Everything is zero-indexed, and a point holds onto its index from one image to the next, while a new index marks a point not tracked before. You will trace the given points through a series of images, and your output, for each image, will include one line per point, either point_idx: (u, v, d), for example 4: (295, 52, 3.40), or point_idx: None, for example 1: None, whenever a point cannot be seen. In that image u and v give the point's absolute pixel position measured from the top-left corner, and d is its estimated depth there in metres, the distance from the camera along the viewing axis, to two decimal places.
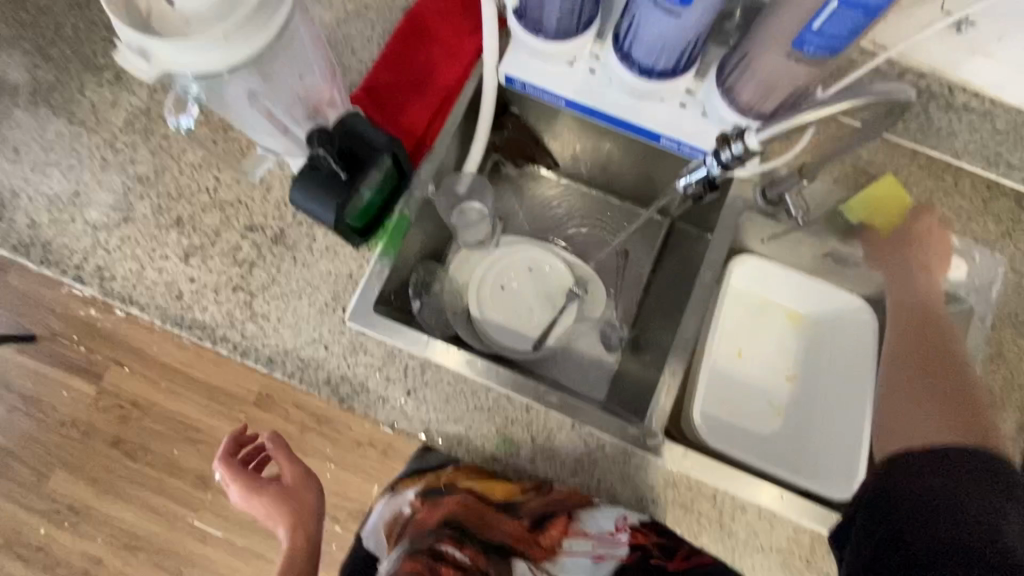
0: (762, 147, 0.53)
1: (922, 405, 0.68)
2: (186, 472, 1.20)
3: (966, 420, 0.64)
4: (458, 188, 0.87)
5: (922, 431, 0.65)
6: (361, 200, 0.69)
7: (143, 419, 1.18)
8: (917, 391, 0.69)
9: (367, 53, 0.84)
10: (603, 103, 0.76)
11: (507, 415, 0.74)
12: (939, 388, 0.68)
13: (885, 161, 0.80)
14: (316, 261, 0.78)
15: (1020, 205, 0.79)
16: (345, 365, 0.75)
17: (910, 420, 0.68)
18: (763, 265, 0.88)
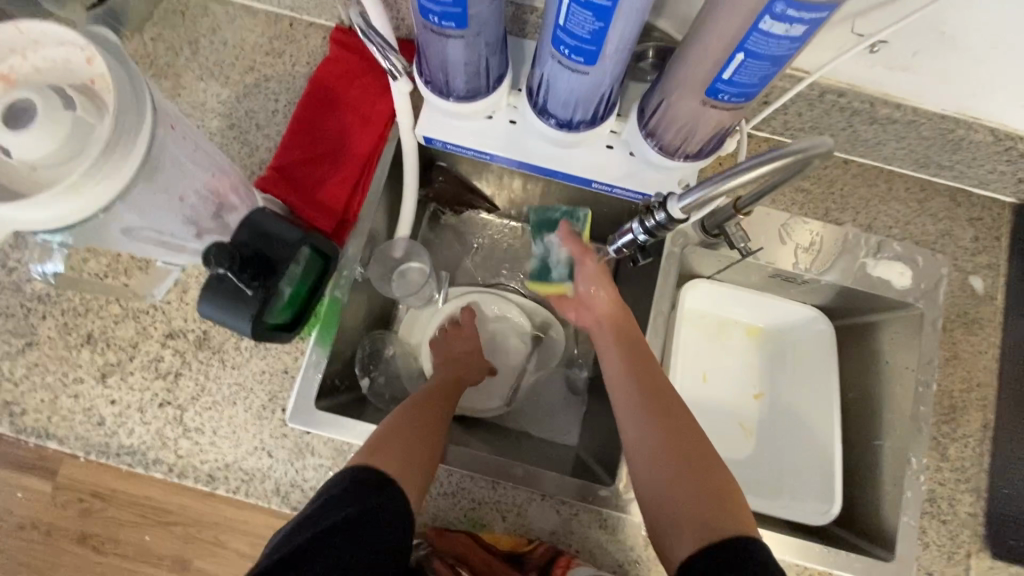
0: (686, 215, 0.50)
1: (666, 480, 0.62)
2: (163, 560, 1.08)
3: (716, 501, 0.59)
4: (393, 254, 0.82)
5: (683, 503, 0.59)
6: (281, 298, 0.65)
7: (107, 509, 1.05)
8: (664, 466, 0.62)
9: (273, 128, 0.79)
10: (527, 156, 0.73)
11: (472, 496, 0.70)
12: (681, 453, 0.63)
13: (820, 174, 0.79)
14: (247, 361, 0.73)
15: (955, 201, 0.79)
16: (293, 469, 0.70)
17: (662, 504, 0.61)
18: (713, 287, 0.87)
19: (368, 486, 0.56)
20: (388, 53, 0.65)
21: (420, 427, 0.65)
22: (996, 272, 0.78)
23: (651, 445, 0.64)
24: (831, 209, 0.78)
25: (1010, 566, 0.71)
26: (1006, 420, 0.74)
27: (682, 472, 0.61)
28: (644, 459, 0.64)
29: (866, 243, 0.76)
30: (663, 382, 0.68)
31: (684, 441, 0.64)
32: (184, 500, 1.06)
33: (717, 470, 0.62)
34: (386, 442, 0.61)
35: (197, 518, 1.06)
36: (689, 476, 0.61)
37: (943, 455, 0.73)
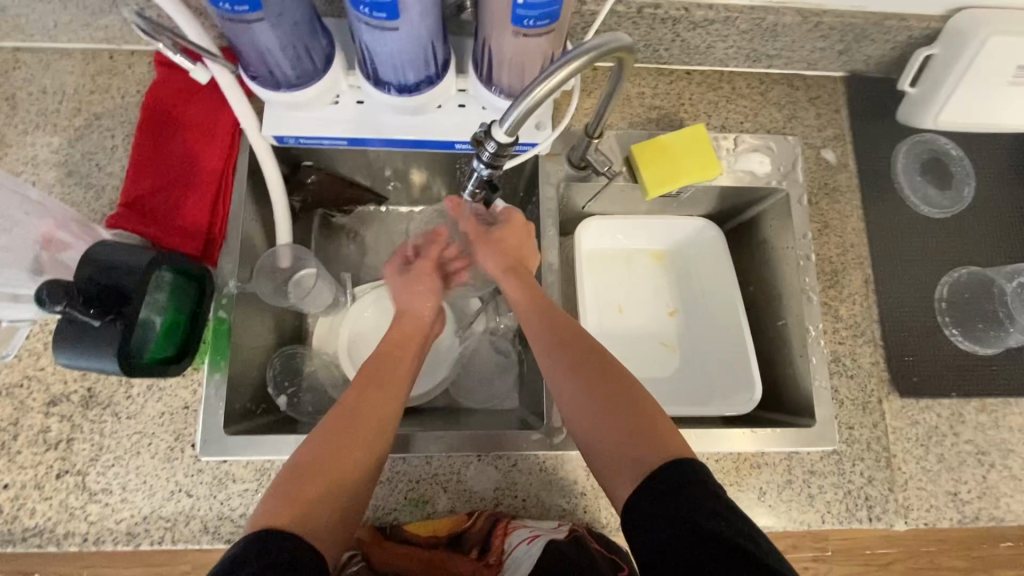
0: (512, 137, 0.51)
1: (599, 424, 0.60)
2: None
3: (649, 438, 0.57)
4: (280, 263, 0.79)
5: (620, 442, 0.58)
6: (153, 327, 0.62)
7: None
8: (593, 416, 0.60)
9: (116, 165, 0.75)
10: (381, 132, 0.73)
11: (409, 477, 0.69)
12: (603, 394, 0.61)
13: (667, 89, 0.82)
14: (143, 407, 0.69)
15: (793, 86, 0.84)
16: (218, 502, 0.67)
17: (604, 457, 0.59)
18: (606, 222, 0.89)
19: (276, 542, 0.49)
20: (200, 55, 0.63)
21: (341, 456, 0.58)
22: (844, 141, 0.83)
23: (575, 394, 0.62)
24: (685, 118, 0.81)
25: (917, 400, 0.76)
26: (882, 271, 0.80)
27: (611, 413, 0.60)
28: (578, 414, 0.62)
29: (724, 142, 0.81)
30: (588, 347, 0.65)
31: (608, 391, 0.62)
32: None
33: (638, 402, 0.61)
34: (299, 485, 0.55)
35: None
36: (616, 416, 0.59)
37: (837, 317, 0.78)
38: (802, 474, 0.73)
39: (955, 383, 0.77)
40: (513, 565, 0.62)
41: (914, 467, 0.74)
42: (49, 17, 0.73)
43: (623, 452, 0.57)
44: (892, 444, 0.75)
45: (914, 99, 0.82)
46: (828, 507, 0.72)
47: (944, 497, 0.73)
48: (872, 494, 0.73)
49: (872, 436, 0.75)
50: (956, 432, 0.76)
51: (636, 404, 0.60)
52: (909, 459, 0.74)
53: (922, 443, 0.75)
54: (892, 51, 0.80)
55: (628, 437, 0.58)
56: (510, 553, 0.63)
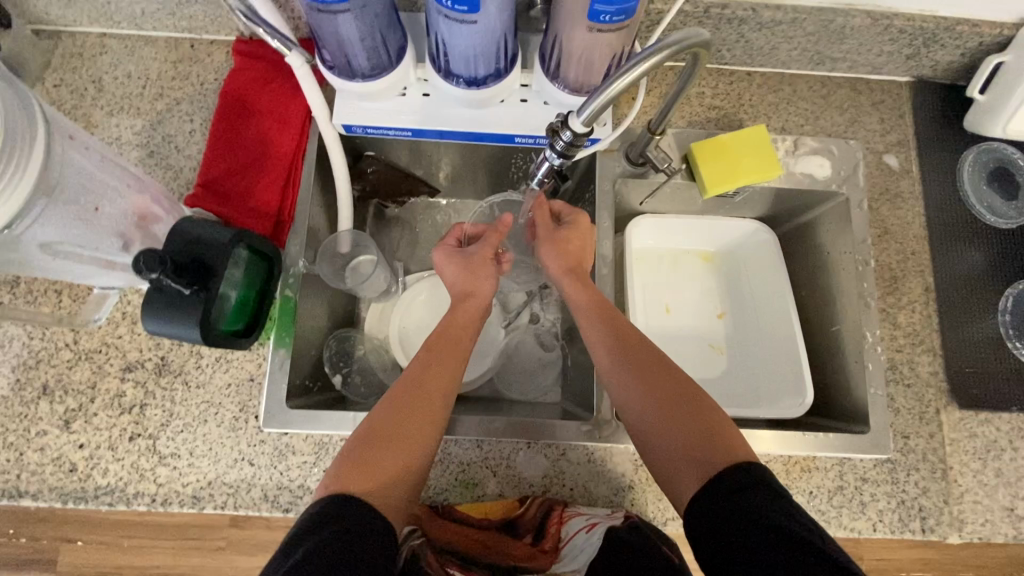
0: (588, 128, 0.52)
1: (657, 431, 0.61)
2: None
3: (712, 444, 0.57)
4: (340, 248, 0.82)
5: (676, 447, 0.59)
6: (229, 301, 0.65)
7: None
8: (649, 423, 0.61)
9: (193, 147, 0.79)
10: (446, 123, 0.75)
11: (461, 460, 0.71)
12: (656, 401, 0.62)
13: (727, 89, 0.82)
14: (211, 377, 0.72)
15: (855, 91, 0.83)
16: (277, 472, 0.70)
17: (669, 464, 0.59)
18: (657, 222, 0.89)
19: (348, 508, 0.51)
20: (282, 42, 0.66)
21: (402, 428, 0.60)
22: (906, 147, 0.82)
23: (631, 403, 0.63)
24: (744, 118, 0.81)
25: (976, 413, 0.74)
26: (943, 280, 0.78)
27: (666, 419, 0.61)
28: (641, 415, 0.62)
29: (783, 144, 0.80)
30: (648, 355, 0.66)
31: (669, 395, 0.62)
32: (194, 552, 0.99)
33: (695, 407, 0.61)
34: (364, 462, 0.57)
35: None
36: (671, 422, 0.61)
37: (895, 324, 0.76)
38: (854, 480, 0.72)
39: (1017, 398, 0.75)
40: (573, 553, 0.66)
41: (971, 481, 0.72)
42: (140, 6, 0.78)
43: (687, 455, 0.58)
44: (948, 456, 0.73)
45: (982, 106, 0.80)
46: (879, 515, 0.71)
47: (1002, 514, 0.71)
48: (926, 505, 0.71)
49: (927, 446, 0.73)
50: (1016, 448, 0.74)
51: (702, 408, 0.61)
52: (966, 472, 0.73)
53: (980, 457, 0.73)
54: (962, 57, 0.79)
55: (693, 442, 0.58)
56: (568, 541, 0.66)
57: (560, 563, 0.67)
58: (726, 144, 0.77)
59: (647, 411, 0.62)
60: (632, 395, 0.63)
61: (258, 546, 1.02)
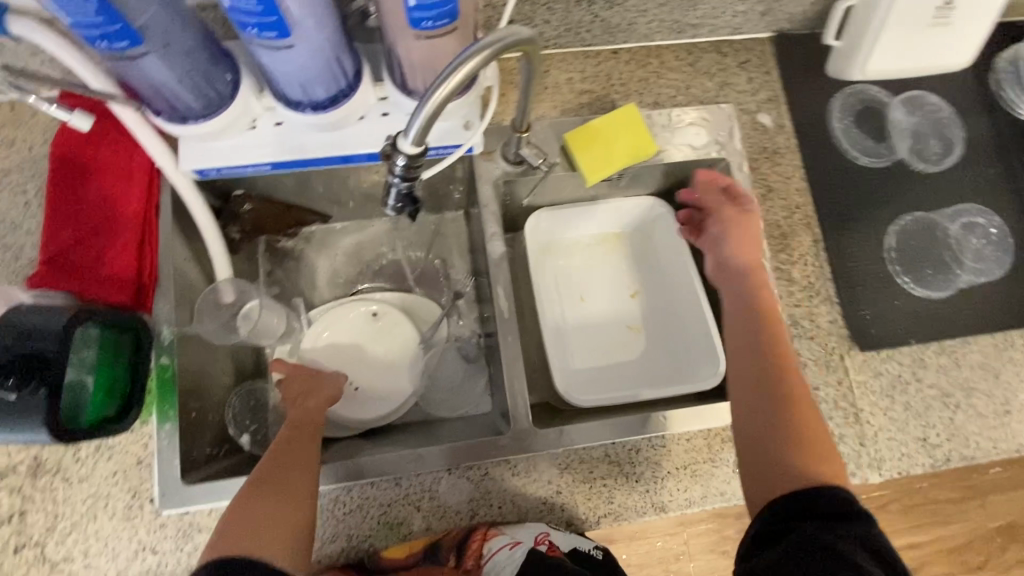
0: (421, 147, 0.49)
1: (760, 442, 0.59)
2: None
3: (809, 454, 0.56)
4: (223, 299, 0.77)
5: (795, 477, 0.55)
6: (84, 390, 0.60)
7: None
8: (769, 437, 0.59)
9: (30, 221, 0.72)
10: (305, 151, 0.70)
11: (380, 501, 0.68)
12: (783, 398, 0.61)
13: (595, 71, 0.80)
14: (94, 468, 0.66)
15: (722, 53, 0.83)
16: (184, 555, 0.65)
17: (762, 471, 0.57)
18: (557, 213, 0.87)
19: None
20: (58, 105, 0.59)
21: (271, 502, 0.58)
22: (778, 103, 0.82)
23: (752, 395, 0.62)
24: (617, 98, 0.80)
25: (878, 352, 0.76)
26: (830, 229, 0.79)
27: (793, 415, 0.60)
28: (749, 417, 0.61)
29: (659, 118, 0.79)
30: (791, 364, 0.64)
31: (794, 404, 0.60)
32: None
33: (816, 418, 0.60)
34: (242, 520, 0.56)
35: None
36: (797, 422, 0.59)
37: (792, 280, 0.77)
38: None
39: (913, 330, 0.77)
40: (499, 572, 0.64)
41: (882, 419, 0.75)
42: None
43: (784, 468, 0.56)
44: (858, 399, 0.75)
45: (840, 52, 0.81)
46: None
47: (913, 444, 0.74)
48: (844, 451, 0.73)
49: (838, 393, 0.75)
50: (919, 378, 0.76)
51: (817, 419, 0.60)
52: (876, 411, 0.75)
53: (888, 393, 0.76)
54: (813, 6, 0.80)
55: (807, 457, 0.56)
56: (490, 558, 0.64)
57: None
58: (598, 127, 0.75)
59: (763, 410, 0.61)
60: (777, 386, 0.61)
61: None
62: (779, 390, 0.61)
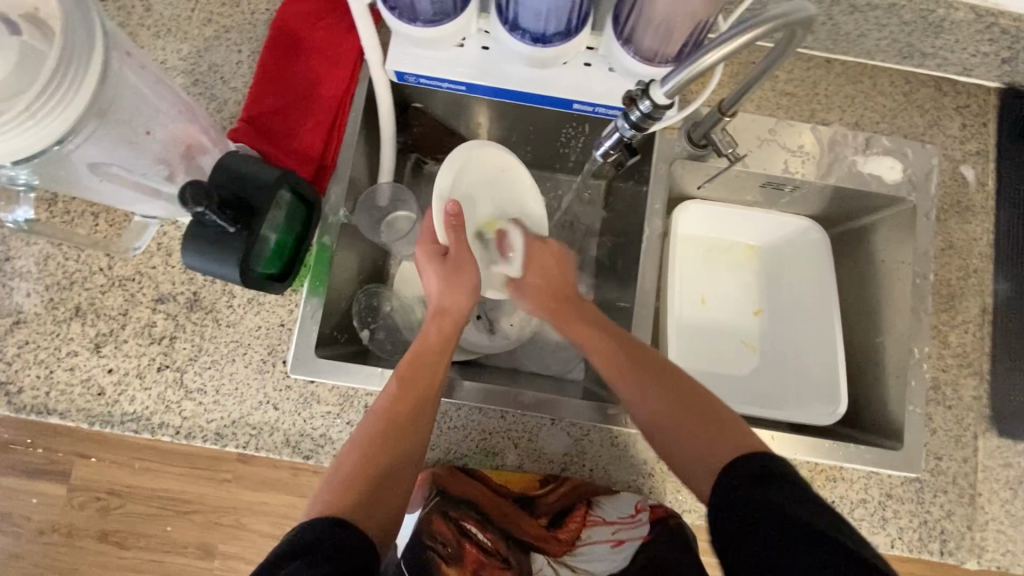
0: (671, 100, 0.50)
1: (679, 439, 0.59)
2: (187, 547, 1.03)
3: (720, 436, 0.57)
4: (379, 201, 0.80)
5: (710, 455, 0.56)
6: (268, 244, 0.64)
7: (123, 505, 1.00)
8: (672, 428, 0.60)
9: (239, 79, 0.76)
10: (504, 81, 0.71)
11: (482, 428, 0.71)
12: (671, 394, 0.61)
13: (803, 75, 0.77)
14: (242, 318, 0.72)
15: (940, 91, 0.78)
16: (301, 419, 0.70)
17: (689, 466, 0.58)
18: (707, 207, 0.85)
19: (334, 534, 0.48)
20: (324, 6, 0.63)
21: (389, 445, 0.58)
22: (985, 159, 0.77)
23: (647, 402, 0.62)
24: (817, 109, 0.77)
25: (1015, 443, 0.72)
26: (1003, 303, 0.75)
27: (681, 413, 0.60)
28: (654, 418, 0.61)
29: (854, 141, 0.76)
30: (645, 355, 0.65)
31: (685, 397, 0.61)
32: (202, 482, 1.02)
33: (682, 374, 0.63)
34: (349, 487, 0.54)
35: (212, 505, 1.03)
36: (691, 417, 0.59)
37: (944, 343, 0.74)
38: (878, 495, 0.71)
39: None
40: (586, 555, 0.67)
41: (999, 510, 0.71)
42: None
43: (702, 457, 0.56)
44: (979, 483, 0.71)
45: None
46: (899, 532, 0.70)
47: None
48: (948, 528, 0.70)
49: (959, 470, 0.71)
50: None
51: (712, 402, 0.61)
52: (994, 500, 0.71)
53: (1012, 487, 0.71)
54: None
55: (710, 440, 0.57)
56: (585, 544, 0.67)
57: (570, 556, 0.67)
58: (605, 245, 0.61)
59: (661, 414, 0.61)
60: (645, 396, 0.62)
61: (264, 483, 1.03)
62: (647, 398, 0.62)
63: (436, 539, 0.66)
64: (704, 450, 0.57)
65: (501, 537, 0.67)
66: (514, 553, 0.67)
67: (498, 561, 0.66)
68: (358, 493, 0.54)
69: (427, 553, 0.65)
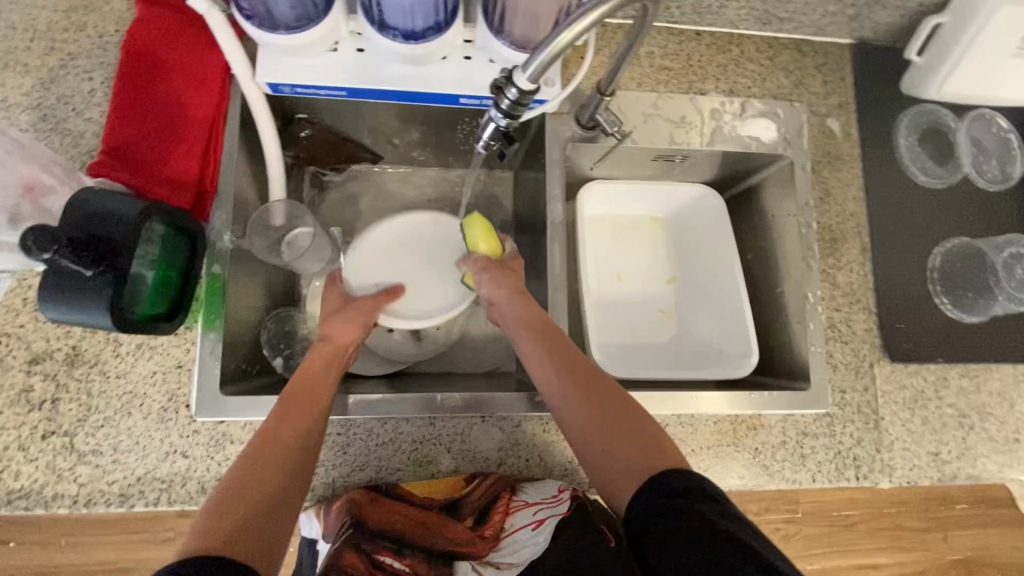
0: (534, 85, 0.51)
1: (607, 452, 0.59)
2: None
3: (645, 451, 0.58)
4: (273, 221, 0.76)
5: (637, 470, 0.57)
6: (144, 283, 0.60)
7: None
8: (601, 437, 0.60)
9: (93, 109, 0.70)
10: (384, 83, 0.69)
11: (412, 438, 0.69)
12: (606, 407, 0.62)
13: (678, 48, 0.81)
14: (134, 366, 0.66)
15: (801, 52, 0.83)
16: (215, 463, 0.65)
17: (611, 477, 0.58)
18: (608, 186, 0.88)
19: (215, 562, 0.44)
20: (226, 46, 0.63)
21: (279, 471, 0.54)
22: (847, 110, 0.83)
23: (583, 411, 0.62)
24: (694, 80, 0.80)
25: (906, 366, 0.79)
26: (879, 240, 0.81)
27: (612, 425, 0.60)
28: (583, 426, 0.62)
29: (731, 106, 0.80)
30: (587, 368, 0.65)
31: (620, 415, 0.61)
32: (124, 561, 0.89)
33: (619, 390, 0.64)
34: (234, 510, 0.50)
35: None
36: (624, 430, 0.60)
37: (835, 284, 0.79)
38: (796, 436, 0.75)
39: (941, 349, 0.80)
40: (513, 546, 0.65)
41: (900, 429, 0.77)
42: None
43: (627, 469, 0.57)
44: (880, 408, 0.77)
45: (918, 68, 0.83)
46: (819, 466, 0.75)
47: (925, 458, 0.77)
48: (860, 454, 0.76)
49: (862, 399, 0.77)
50: (940, 397, 0.79)
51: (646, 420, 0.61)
52: (895, 422, 0.77)
53: (909, 406, 0.78)
54: (900, 19, 0.81)
55: (637, 453, 0.58)
56: (510, 535, 0.66)
57: (496, 552, 0.65)
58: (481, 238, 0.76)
59: (594, 425, 0.61)
60: (580, 405, 0.62)
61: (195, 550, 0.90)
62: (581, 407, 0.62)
63: (345, 573, 0.61)
64: (628, 464, 0.57)
65: (420, 557, 0.65)
66: (435, 567, 0.64)
67: None
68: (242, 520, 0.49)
69: None
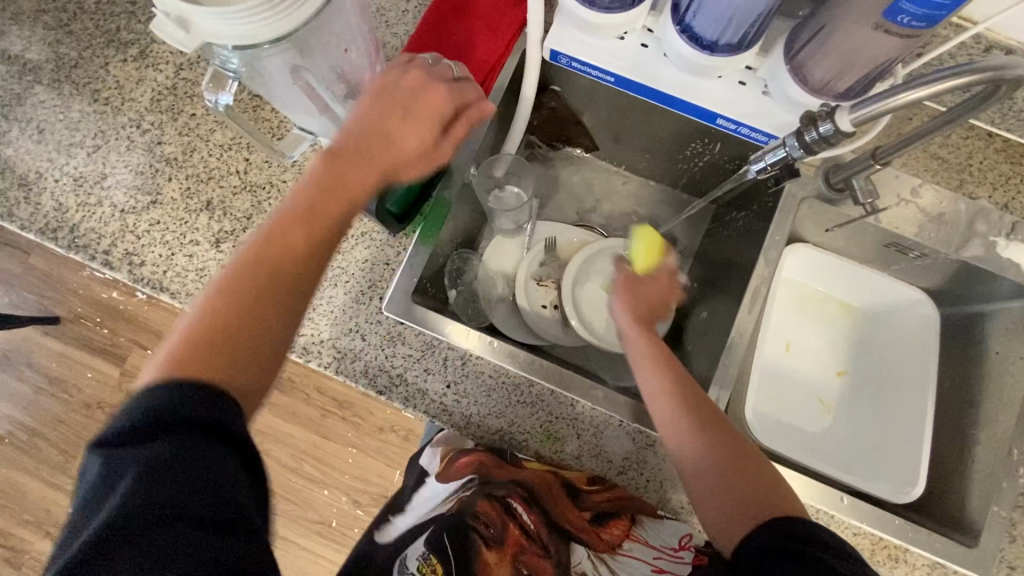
0: (853, 129, 0.52)
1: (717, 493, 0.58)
2: None
3: (757, 497, 0.57)
4: (495, 170, 0.81)
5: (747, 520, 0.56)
6: (400, 188, 0.68)
7: None
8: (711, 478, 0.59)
9: (403, 27, 0.80)
10: (655, 81, 0.71)
11: (550, 410, 0.71)
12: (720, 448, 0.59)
13: (959, 144, 0.76)
14: (353, 248, 0.75)
15: None
16: (383, 355, 0.72)
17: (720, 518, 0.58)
18: (817, 254, 0.84)
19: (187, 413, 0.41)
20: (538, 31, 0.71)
21: (266, 305, 0.49)
22: None
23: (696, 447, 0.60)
24: (966, 180, 0.75)
25: None
26: None
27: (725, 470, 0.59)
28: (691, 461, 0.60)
29: (1000, 220, 0.73)
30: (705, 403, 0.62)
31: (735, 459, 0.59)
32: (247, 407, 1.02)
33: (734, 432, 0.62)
34: (212, 352, 0.46)
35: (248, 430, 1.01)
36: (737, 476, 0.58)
37: None
38: None
39: None
40: (625, 563, 0.69)
41: None
42: None
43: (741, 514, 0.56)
44: None
45: None
46: None
47: None
48: None
49: None
50: None
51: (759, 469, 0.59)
52: None
53: None
54: None
55: (748, 502, 0.57)
56: (624, 552, 0.69)
57: (608, 556, 0.70)
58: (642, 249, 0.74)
59: (705, 465, 0.59)
60: (691, 440, 0.60)
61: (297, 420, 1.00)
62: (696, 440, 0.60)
63: (479, 518, 0.71)
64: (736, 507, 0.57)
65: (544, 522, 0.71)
66: (554, 541, 0.70)
67: (538, 546, 0.71)
68: (225, 366, 0.46)
69: (469, 530, 0.71)
